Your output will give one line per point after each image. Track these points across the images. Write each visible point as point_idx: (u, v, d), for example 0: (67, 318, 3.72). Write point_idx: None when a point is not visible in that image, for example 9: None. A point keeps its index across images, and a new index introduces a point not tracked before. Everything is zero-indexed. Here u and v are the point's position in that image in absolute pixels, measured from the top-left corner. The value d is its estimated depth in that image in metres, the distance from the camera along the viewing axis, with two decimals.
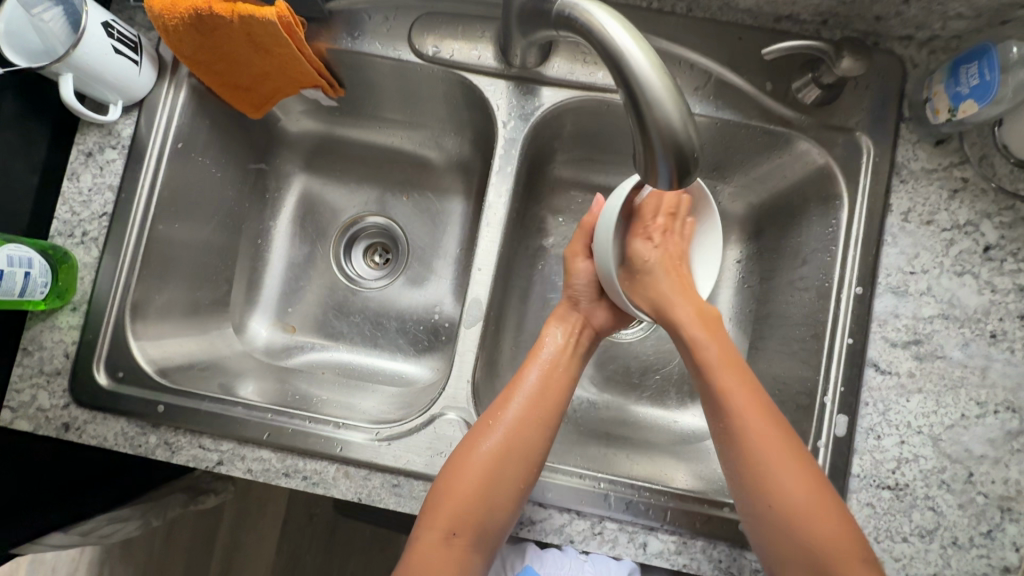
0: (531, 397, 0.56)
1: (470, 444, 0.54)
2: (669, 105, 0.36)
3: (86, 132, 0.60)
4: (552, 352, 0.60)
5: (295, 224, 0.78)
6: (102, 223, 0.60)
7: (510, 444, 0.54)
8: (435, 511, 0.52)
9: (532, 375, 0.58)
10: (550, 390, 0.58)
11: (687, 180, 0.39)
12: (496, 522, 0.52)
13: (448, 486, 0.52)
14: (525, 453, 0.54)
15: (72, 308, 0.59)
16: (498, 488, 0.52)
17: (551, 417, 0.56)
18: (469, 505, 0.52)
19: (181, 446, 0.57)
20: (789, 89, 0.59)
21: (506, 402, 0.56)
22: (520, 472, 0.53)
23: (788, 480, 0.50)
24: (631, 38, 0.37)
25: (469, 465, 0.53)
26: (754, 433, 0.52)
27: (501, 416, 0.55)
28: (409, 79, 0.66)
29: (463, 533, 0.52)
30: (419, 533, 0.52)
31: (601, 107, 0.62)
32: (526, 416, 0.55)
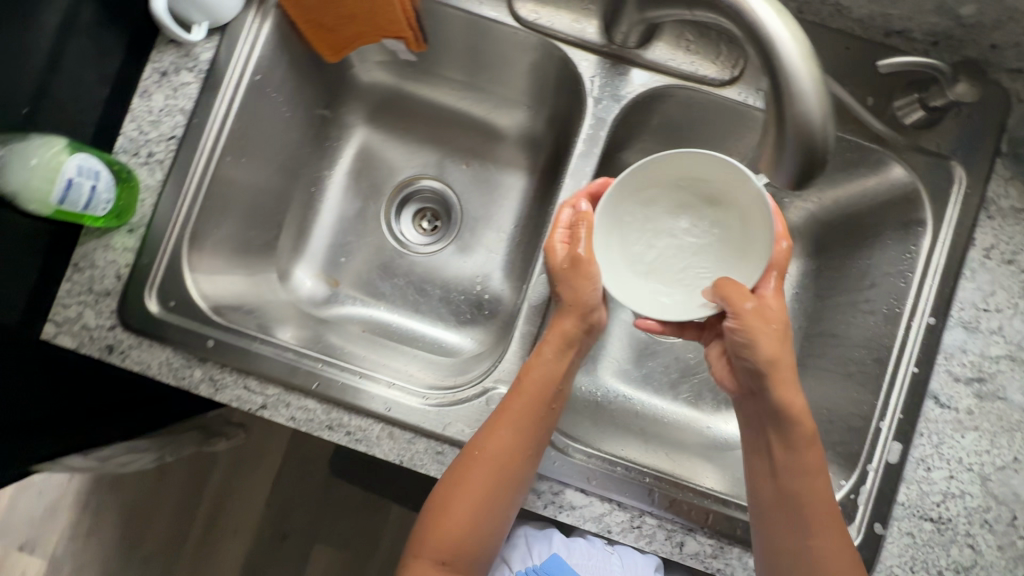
0: (519, 428, 0.53)
1: (455, 476, 0.52)
2: (813, 100, 0.35)
3: (163, 51, 0.58)
4: (545, 379, 0.54)
5: (350, 177, 0.77)
6: (169, 146, 0.58)
7: (494, 479, 0.51)
8: (426, 540, 0.53)
9: (518, 403, 0.53)
10: (540, 421, 0.54)
11: (809, 180, 0.38)
12: (485, 546, 0.53)
13: (438, 517, 0.53)
14: (511, 485, 0.52)
15: (129, 230, 0.57)
16: (485, 517, 0.52)
17: (537, 449, 0.53)
18: (459, 536, 0.52)
19: (226, 384, 0.56)
20: (889, 107, 0.58)
21: (491, 433, 0.52)
22: (506, 503, 0.53)
23: (822, 553, 0.50)
24: (786, 22, 0.35)
25: (457, 498, 0.52)
26: (802, 497, 0.51)
27: (484, 448, 0.52)
28: (496, 43, 0.64)
29: (454, 563, 0.52)
30: (411, 561, 0.53)
31: (693, 100, 0.60)
32: (513, 450, 0.52)
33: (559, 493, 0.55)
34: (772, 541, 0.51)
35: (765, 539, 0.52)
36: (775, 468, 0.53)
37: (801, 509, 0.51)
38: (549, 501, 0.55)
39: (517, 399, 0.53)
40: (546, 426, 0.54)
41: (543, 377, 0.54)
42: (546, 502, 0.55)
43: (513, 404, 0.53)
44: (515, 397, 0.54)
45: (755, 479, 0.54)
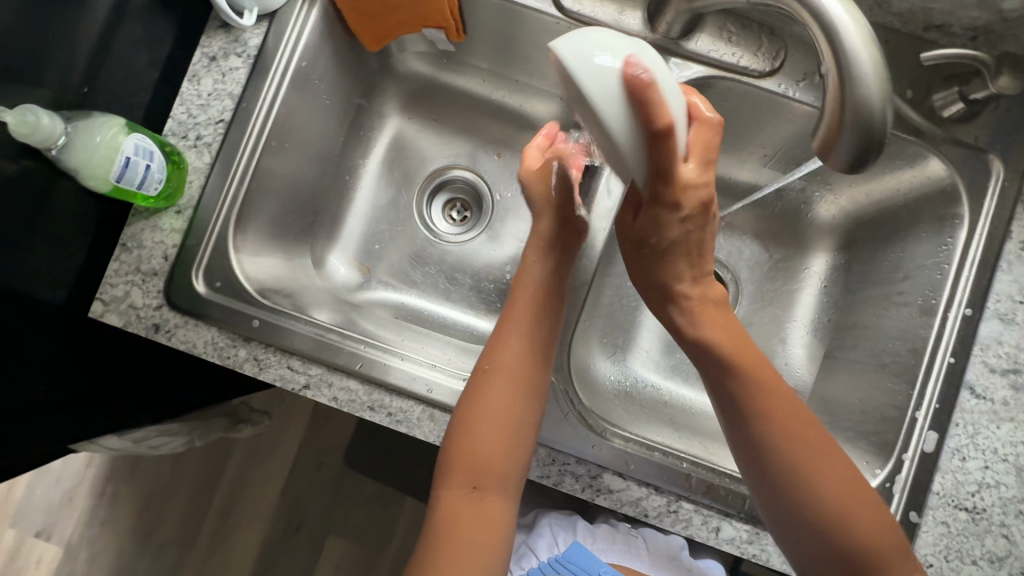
0: (523, 334, 0.56)
1: (474, 391, 0.53)
2: (874, 84, 0.36)
3: (212, 35, 0.59)
4: (536, 289, 0.60)
5: (384, 166, 0.78)
6: (218, 129, 0.59)
7: (508, 381, 0.53)
8: (453, 467, 0.51)
9: (518, 308, 0.58)
10: (542, 326, 0.57)
11: (863, 164, 0.39)
12: (513, 469, 0.52)
13: (461, 440, 0.51)
14: (524, 387, 0.54)
15: (177, 212, 0.58)
16: (508, 430, 0.52)
17: (546, 348, 0.57)
18: (486, 456, 0.51)
19: (270, 364, 0.57)
20: (927, 99, 0.59)
21: (499, 343, 0.56)
22: (526, 408, 0.53)
23: (818, 460, 0.47)
24: (847, 7, 0.36)
25: (477, 410, 0.52)
26: (773, 414, 0.47)
27: (496, 356, 0.55)
28: (537, 34, 0.65)
29: (485, 485, 0.51)
30: (442, 491, 0.51)
31: (734, 91, 0.60)
32: (523, 349, 0.55)
33: (597, 476, 0.56)
34: (763, 466, 0.47)
35: (764, 488, 0.48)
36: (766, 425, 0.47)
37: (775, 421, 0.47)
38: (587, 484, 0.55)
39: (517, 307, 0.58)
40: (547, 332, 0.58)
41: (537, 285, 0.60)
42: (584, 485, 0.55)
43: (513, 313, 0.58)
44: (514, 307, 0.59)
45: (727, 413, 0.50)
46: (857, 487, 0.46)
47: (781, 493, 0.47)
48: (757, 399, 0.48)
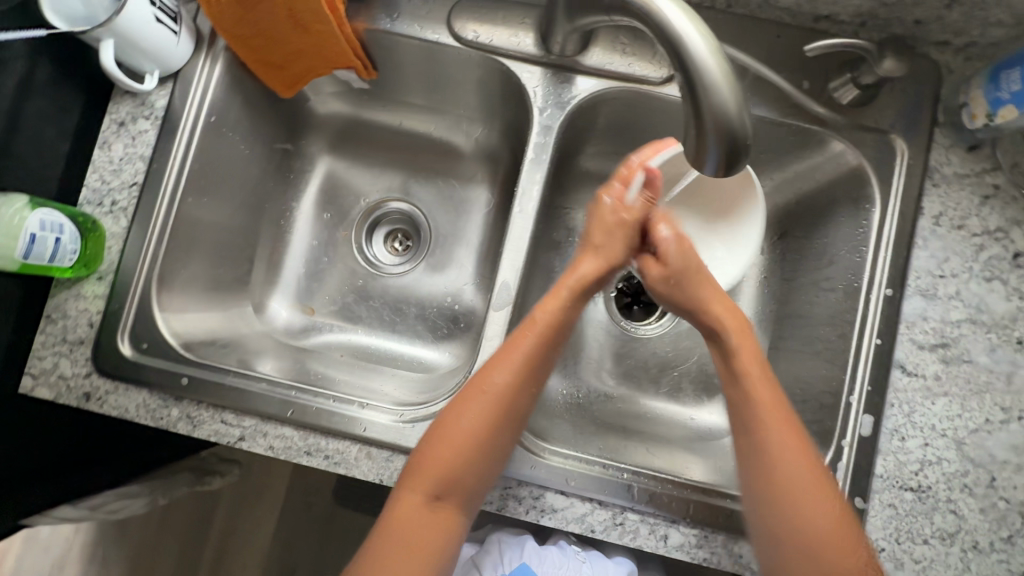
0: (524, 364, 0.53)
1: (456, 410, 0.52)
2: (726, 91, 0.37)
3: (119, 102, 0.60)
4: (557, 316, 0.56)
5: (318, 206, 0.78)
6: (131, 193, 0.60)
7: (497, 407, 0.52)
8: (418, 473, 0.51)
9: (531, 335, 0.54)
10: (547, 359, 0.55)
11: (734, 167, 0.39)
12: (478, 485, 0.52)
13: (433, 448, 0.52)
14: (514, 416, 0.53)
15: (98, 278, 0.59)
16: (480, 452, 0.51)
17: (540, 378, 0.55)
18: (454, 470, 0.51)
19: (203, 420, 0.57)
20: (825, 88, 0.60)
21: (494, 367, 0.53)
22: (507, 435, 0.53)
23: (811, 518, 0.48)
24: (690, 21, 0.37)
25: (455, 428, 0.52)
26: (765, 413, 0.51)
27: (492, 383, 0.53)
28: (444, 64, 0.66)
29: (446, 498, 0.51)
30: (401, 495, 0.51)
31: (637, 99, 0.62)
32: (520, 379, 0.53)
33: (540, 497, 0.56)
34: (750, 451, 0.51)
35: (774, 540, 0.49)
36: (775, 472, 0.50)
37: (762, 421, 0.51)
38: (531, 506, 0.55)
39: (529, 333, 0.54)
40: (550, 364, 0.56)
41: (555, 313, 0.56)
42: (528, 508, 0.55)
43: (524, 340, 0.54)
44: (526, 330, 0.55)
45: (731, 401, 0.53)
46: (835, 513, 0.49)
47: (780, 538, 0.49)
48: (753, 391, 0.52)
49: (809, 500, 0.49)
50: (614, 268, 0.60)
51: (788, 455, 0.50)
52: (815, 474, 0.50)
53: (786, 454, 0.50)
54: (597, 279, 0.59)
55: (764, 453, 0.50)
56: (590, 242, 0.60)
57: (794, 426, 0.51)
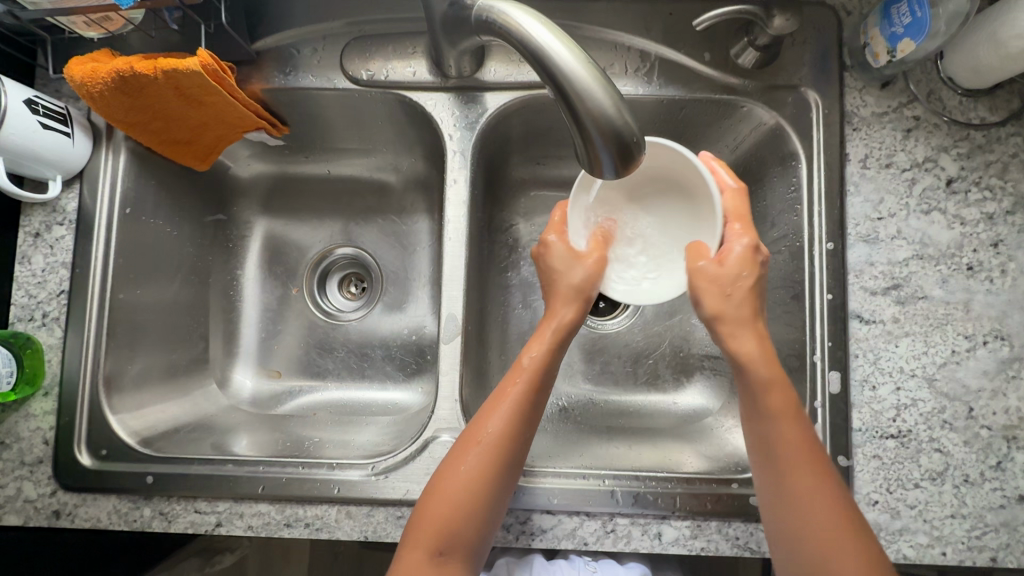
0: (517, 409, 0.51)
1: (453, 462, 0.50)
2: (601, 94, 0.36)
3: (30, 214, 0.60)
4: (542, 363, 0.54)
5: (263, 267, 0.76)
6: (61, 301, 0.59)
7: (489, 459, 0.50)
8: (417, 529, 0.48)
9: (518, 383, 0.53)
10: (534, 418, 0.53)
11: (632, 165, 0.38)
12: (480, 537, 0.49)
13: (433, 499, 0.49)
14: (507, 468, 0.50)
15: (45, 393, 0.58)
16: (482, 502, 0.49)
17: (530, 430, 0.52)
18: (454, 525, 0.48)
19: (177, 514, 0.56)
20: (728, 56, 0.60)
21: (487, 415, 0.51)
22: (501, 483, 0.50)
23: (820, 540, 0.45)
24: (550, 33, 0.37)
25: (453, 478, 0.49)
26: (789, 448, 0.47)
27: (486, 433, 0.50)
28: (353, 107, 0.66)
29: (450, 552, 0.48)
30: (403, 556, 0.48)
31: (545, 103, 0.62)
32: (511, 427, 0.51)
33: (526, 520, 0.55)
34: (780, 517, 0.47)
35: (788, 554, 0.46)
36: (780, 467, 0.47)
37: (794, 463, 0.47)
38: (520, 532, 0.55)
39: (518, 378, 0.53)
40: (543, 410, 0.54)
41: (542, 360, 0.54)
42: (517, 534, 0.55)
43: (514, 385, 0.52)
44: (514, 377, 0.53)
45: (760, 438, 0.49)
46: None
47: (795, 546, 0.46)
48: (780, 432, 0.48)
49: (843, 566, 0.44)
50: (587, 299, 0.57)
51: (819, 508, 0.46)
52: (849, 535, 0.45)
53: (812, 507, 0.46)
54: (576, 311, 0.56)
55: (789, 500, 0.47)
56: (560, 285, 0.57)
57: (829, 482, 0.46)
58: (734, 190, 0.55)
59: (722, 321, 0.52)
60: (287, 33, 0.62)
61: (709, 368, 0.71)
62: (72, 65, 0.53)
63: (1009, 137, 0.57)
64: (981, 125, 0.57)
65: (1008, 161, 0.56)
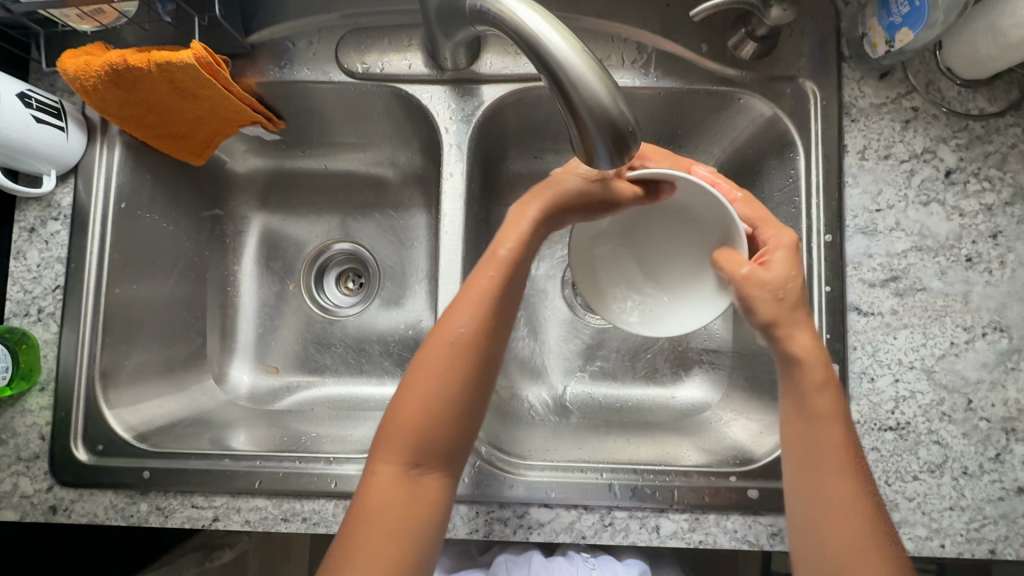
0: (490, 303, 0.47)
1: (421, 364, 0.46)
2: (595, 83, 0.35)
3: (25, 209, 0.59)
4: (519, 255, 0.49)
5: (260, 263, 0.75)
6: (56, 296, 0.59)
7: (464, 356, 0.46)
8: (388, 438, 0.45)
9: (492, 274, 0.48)
10: (507, 314, 0.48)
11: (627, 155, 0.38)
12: (458, 443, 0.46)
13: (405, 405, 0.45)
14: (482, 367, 0.46)
15: (41, 389, 0.58)
16: (453, 402, 0.45)
17: (505, 327, 0.48)
18: (428, 431, 0.45)
19: (174, 509, 0.56)
20: (726, 47, 0.59)
21: (457, 312, 0.47)
22: (477, 385, 0.46)
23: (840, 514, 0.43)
24: (544, 21, 0.37)
25: (425, 381, 0.45)
26: (822, 437, 0.46)
27: (459, 332, 0.46)
28: (349, 101, 0.65)
29: (427, 462, 0.45)
30: (374, 468, 0.45)
31: (542, 96, 0.61)
32: (486, 321, 0.47)
33: (524, 514, 0.55)
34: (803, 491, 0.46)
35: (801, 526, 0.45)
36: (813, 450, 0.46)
37: (820, 455, 0.45)
38: (517, 525, 0.54)
39: (491, 270, 0.48)
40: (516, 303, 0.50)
41: (518, 249, 0.49)
42: (514, 528, 0.55)
43: (486, 279, 0.48)
44: (486, 268, 0.49)
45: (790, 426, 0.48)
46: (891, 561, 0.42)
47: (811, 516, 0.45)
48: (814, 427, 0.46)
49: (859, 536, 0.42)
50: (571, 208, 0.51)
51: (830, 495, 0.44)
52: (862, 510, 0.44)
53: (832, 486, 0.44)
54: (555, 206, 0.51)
55: (812, 487, 0.45)
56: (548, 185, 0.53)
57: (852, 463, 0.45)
58: (743, 200, 0.54)
59: (777, 326, 0.48)
60: (282, 26, 0.61)
61: (707, 362, 0.71)
62: (65, 59, 0.53)
63: (1008, 128, 0.56)
64: (980, 116, 0.56)
65: (1007, 152, 0.56)
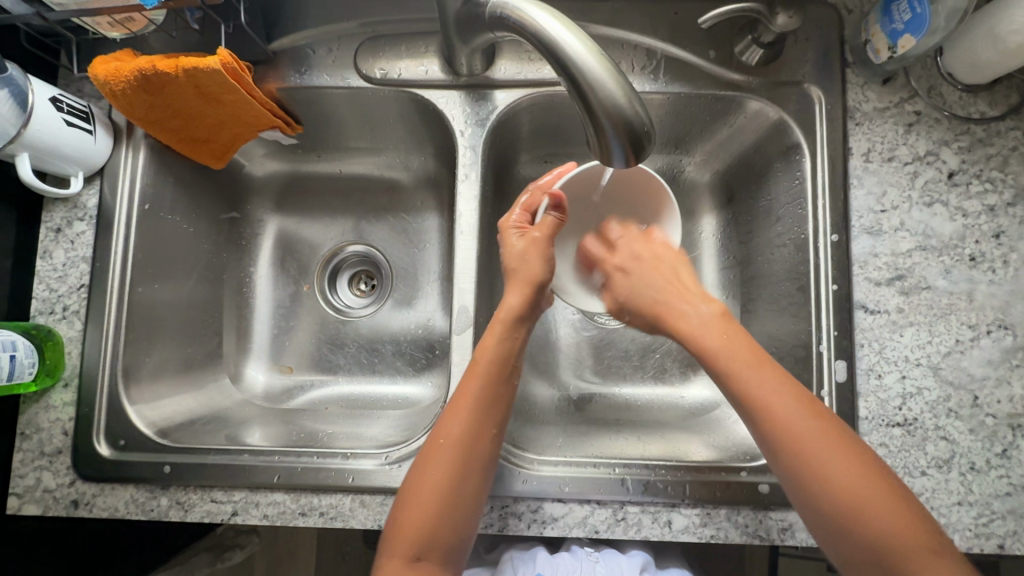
0: (476, 408, 0.52)
1: (419, 469, 0.51)
2: (612, 86, 0.37)
3: (52, 209, 0.61)
4: (501, 352, 0.55)
5: (276, 264, 0.77)
6: (81, 295, 0.61)
7: (458, 458, 0.50)
8: (394, 540, 0.49)
9: (476, 379, 0.53)
10: (496, 411, 0.53)
11: (642, 154, 0.39)
12: (460, 536, 0.50)
13: (407, 505, 0.49)
14: (479, 464, 0.51)
15: (64, 385, 0.59)
16: (451, 501, 0.49)
17: (497, 425, 0.53)
18: (429, 526, 0.48)
19: (193, 503, 0.57)
20: (732, 53, 0.61)
21: (449, 417, 0.52)
22: (472, 478, 0.51)
23: (829, 472, 0.44)
24: (563, 27, 0.38)
25: (425, 484, 0.50)
26: (760, 389, 0.48)
27: (450, 433, 0.51)
28: (366, 106, 0.67)
29: (429, 556, 0.49)
30: (383, 563, 0.49)
31: (554, 100, 0.63)
32: (474, 420, 0.52)
33: (538, 509, 0.56)
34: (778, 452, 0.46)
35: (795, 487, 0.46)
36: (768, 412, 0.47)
37: (795, 418, 0.46)
38: (531, 520, 0.55)
39: (474, 377, 0.53)
40: (504, 403, 0.54)
41: (498, 351, 0.55)
42: (529, 522, 0.55)
43: (472, 386, 0.53)
44: (473, 372, 0.54)
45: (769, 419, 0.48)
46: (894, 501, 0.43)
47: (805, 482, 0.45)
48: (781, 415, 0.47)
49: (856, 487, 0.43)
50: (540, 285, 0.58)
51: (865, 494, 0.43)
52: (849, 457, 0.45)
53: (812, 442, 0.45)
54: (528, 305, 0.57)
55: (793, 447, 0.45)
56: (511, 275, 0.58)
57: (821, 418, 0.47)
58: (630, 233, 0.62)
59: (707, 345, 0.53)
60: (303, 34, 0.63)
61: None
62: (96, 64, 0.54)
63: (1009, 131, 0.58)
64: (982, 119, 0.58)
65: (1009, 154, 0.58)
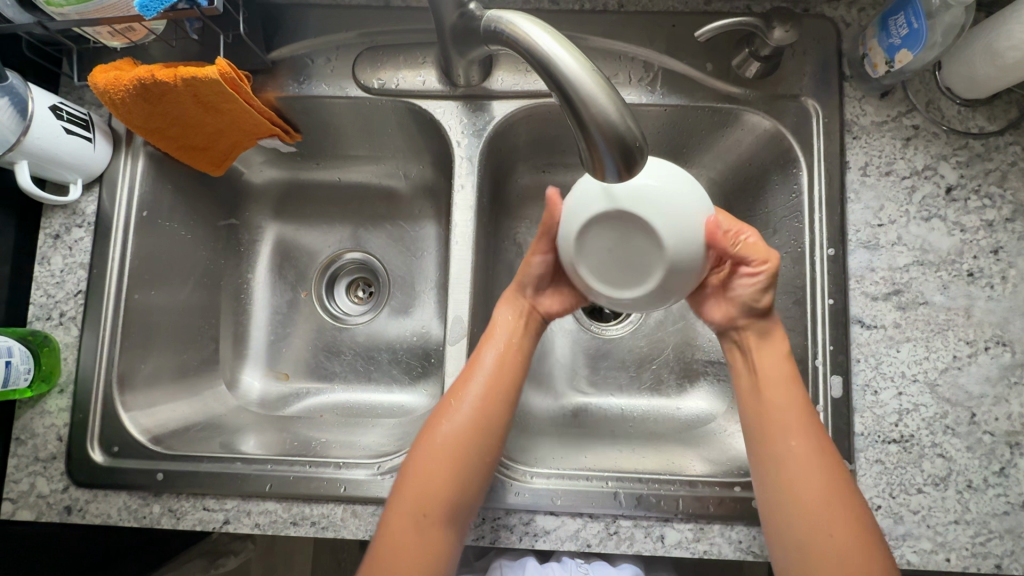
0: (496, 367, 0.55)
1: (434, 421, 0.53)
2: (603, 100, 0.37)
3: (51, 216, 0.61)
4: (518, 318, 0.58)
5: (274, 271, 0.77)
6: (77, 301, 0.61)
7: (472, 415, 0.52)
8: (403, 491, 0.50)
9: (495, 341, 0.56)
10: (513, 377, 0.55)
11: (634, 168, 0.38)
12: (463, 498, 0.51)
13: (418, 458, 0.51)
14: (489, 426, 0.53)
15: (59, 391, 0.60)
16: (461, 460, 0.51)
17: (512, 392, 0.55)
18: (439, 481, 0.50)
19: (185, 511, 0.57)
20: (729, 66, 0.61)
21: (469, 375, 0.54)
22: (483, 441, 0.52)
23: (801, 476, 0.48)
24: (556, 42, 0.38)
25: (439, 437, 0.52)
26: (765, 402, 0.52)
27: (467, 391, 0.53)
28: (364, 115, 0.67)
29: (434, 514, 0.49)
30: (389, 514, 0.50)
31: (551, 111, 0.63)
32: (491, 381, 0.54)
33: (530, 521, 0.55)
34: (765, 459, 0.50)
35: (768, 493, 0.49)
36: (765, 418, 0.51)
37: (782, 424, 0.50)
38: (523, 533, 0.55)
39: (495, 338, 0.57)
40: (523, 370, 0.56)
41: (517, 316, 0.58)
42: (520, 535, 0.55)
43: (490, 348, 0.56)
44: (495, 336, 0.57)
45: (754, 443, 0.52)
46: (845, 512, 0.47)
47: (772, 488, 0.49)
48: (776, 411, 0.51)
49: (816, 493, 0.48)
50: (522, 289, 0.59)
51: (817, 500, 0.47)
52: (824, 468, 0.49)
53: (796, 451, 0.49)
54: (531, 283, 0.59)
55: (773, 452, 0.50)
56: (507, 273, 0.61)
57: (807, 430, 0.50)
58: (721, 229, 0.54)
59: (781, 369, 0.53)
60: (302, 43, 0.64)
61: (711, 374, 0.71)
62: (95, 73, 0.55)
63: (1008, 146, 0.58)
64: (980, 134, 0.58)
65: (1008, 169, 0.57)
